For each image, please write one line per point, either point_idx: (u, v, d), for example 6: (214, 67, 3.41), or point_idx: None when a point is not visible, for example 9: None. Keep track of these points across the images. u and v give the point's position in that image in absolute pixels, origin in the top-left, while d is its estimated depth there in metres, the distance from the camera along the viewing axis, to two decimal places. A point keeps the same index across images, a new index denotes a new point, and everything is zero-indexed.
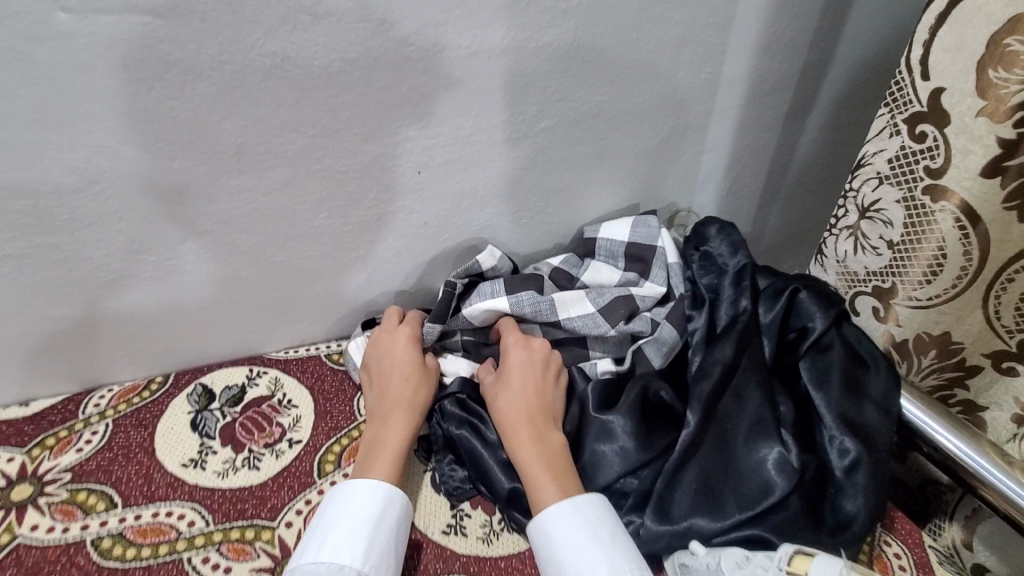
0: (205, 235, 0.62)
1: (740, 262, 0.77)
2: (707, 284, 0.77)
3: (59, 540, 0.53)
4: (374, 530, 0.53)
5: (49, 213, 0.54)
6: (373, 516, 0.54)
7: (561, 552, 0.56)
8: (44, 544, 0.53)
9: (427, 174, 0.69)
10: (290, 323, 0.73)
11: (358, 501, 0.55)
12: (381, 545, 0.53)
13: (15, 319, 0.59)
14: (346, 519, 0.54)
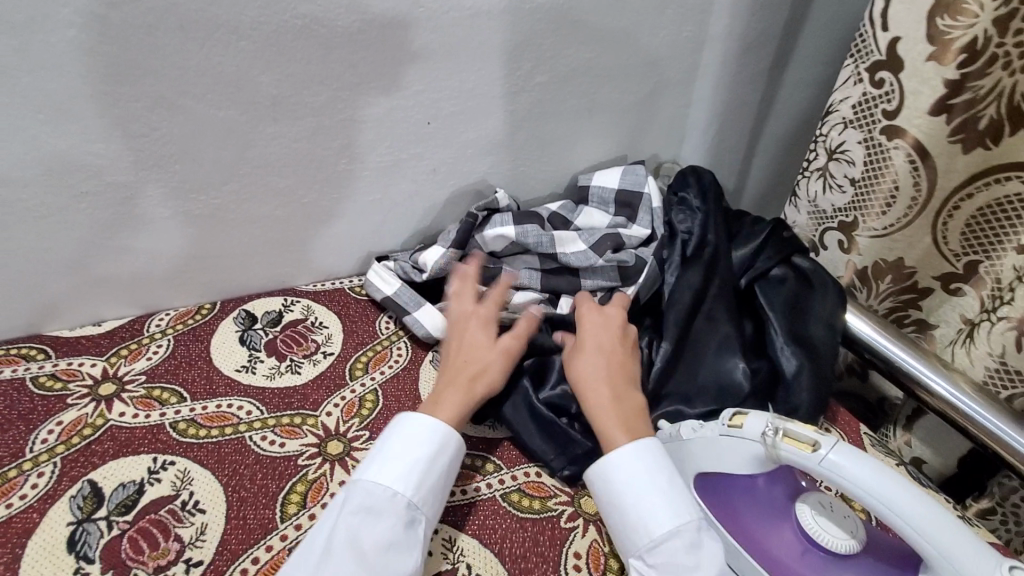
0: (246, 177, 0.71)
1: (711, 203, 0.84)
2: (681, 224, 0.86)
3: (145, 423, 0.64)
4: (422, 460, 0.57)
5: (119, 155, 0.64)
6: (429, 454, 0.58)
7: (625, 494, 0.56)
8: (133, 425, 0.63)
9: (436, 125, 0.79)
10: (318, 259, 0.84)
11: (411, 432, 0.59)
12: (427, 475, 0.57)
13: (91, 249, 0.70)
14: (397, 447, 0.58)
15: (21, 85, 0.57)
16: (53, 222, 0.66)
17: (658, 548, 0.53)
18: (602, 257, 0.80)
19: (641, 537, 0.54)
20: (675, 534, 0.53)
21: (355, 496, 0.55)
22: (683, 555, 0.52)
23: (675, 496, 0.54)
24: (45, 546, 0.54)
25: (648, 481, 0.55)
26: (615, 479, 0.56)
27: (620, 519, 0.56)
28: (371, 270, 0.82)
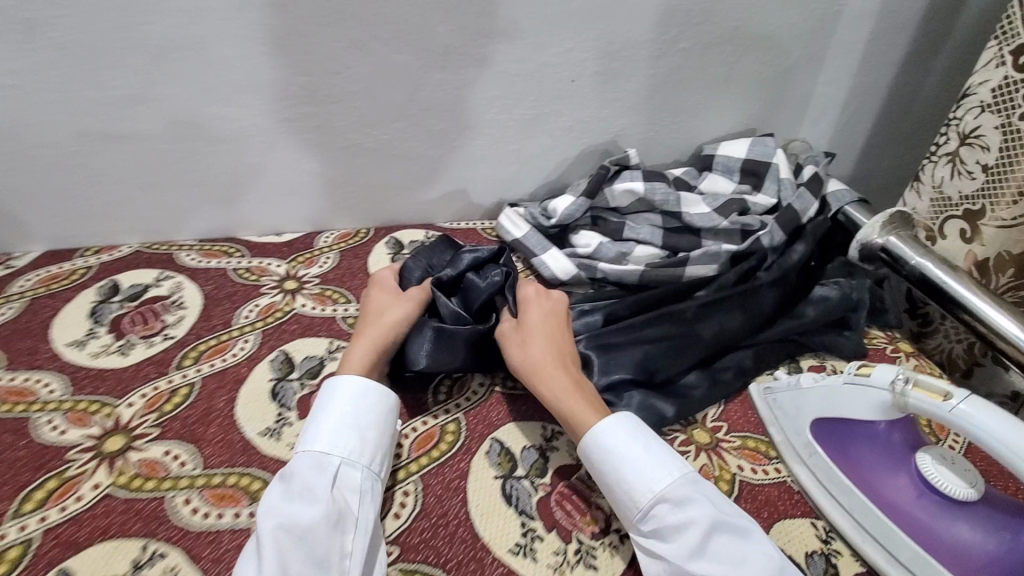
0: (411, 118, 0.81)
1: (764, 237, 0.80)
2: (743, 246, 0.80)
3: (323, 314, 0.73)
4: (353, 420, 0.56)
5: (317, 89, 0.74)
6: (353, 413, 0.56)
7: (624, 467, 0.54)
8: (314, 314, 0.73)
9: (579, 83, 0.84)
10: (457, 200, 0.93)
11: (342, 401, 0.57)
12: (354, 438, 0.54)
13: (281, 170, 0.81)
14: (330, 414, 0.56)
15: (256, 22, 0.67)
16: (256, 143, 0.77)
17: (649, 515, 0.52)
18: (723, 220, 0.84)
19: (631, 507, 0.53)
20: (662, 498, 0.52)
21: (310, 468, 0.52)
22: (670, 517, 0.51)
23: (655, 457, 0.54)
24: (253, 393, 0.62)
25: (653, 454, 0.54)
26: (619, 458, 0.54)
27: (609, 491, 0.55)
28: (504, 216, 0.89)
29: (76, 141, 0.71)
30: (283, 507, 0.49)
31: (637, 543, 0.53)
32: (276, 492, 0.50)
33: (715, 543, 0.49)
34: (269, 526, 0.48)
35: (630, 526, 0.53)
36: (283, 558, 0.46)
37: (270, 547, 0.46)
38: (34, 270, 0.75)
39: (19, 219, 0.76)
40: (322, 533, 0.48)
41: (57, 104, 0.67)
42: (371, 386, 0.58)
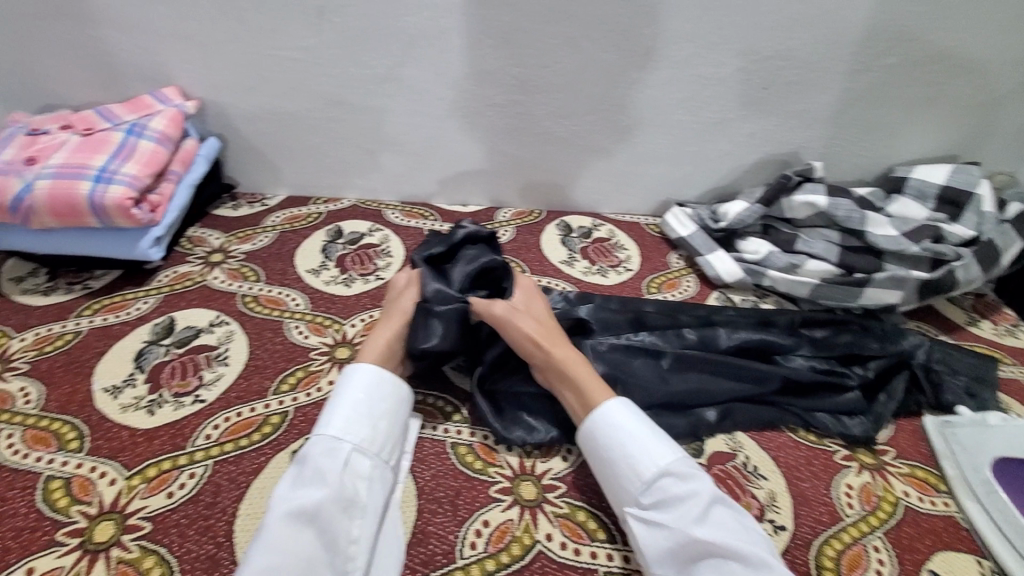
0: (600, 112, 0.85)
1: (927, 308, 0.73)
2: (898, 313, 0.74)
3: None
4: (364, 401, 0.53)
5: (525, 78, 0.81)
6: (367, 399, 0.53)
7: (627, 445, 0.51)
8: None
9: (772, 91, 0.83)
10: (625, 194, 0.97)
11: (352, 387, 0.54)
12: (366, 424, 0.52)
13: (476, 148, 0.90)
14: (345, 401, 0.53)
15: (485, 16, 0.75)
16: (463, 123, 0.87)
17: (649, 490, 0.49)
18: (914, 246, 0.80)
19: (629, 485, 0.50)
20: (666, 472, 0.49)
21: (315, 451, 0.49)
22: (673, 490, 0.48)
23: (648, 436, 0.51)
24: None
25: (643, 430, 0.52)
26: (619, 434, 0.52)
27: (607, 473, 0.52)
28: (670, 214, 0.93)
29: (329, 109, 0.86)
30: (293, 492, 0.47)
31: (632, 520, 0.49)
32: (288, 474, 0.49)
33: (720, 517, 0.47)
34: (280, 504, 0.46)
35: (623, 503, 0.50)
36: (293, 538, 0.45)
37: (281, 529, 0.45)
38: (281, 210, 0.91)
39: (276, 168, 0.93)
40: (331, 515, 0.47)
41: (321, 76, 0.82)
42: (380, 372, 0.55)
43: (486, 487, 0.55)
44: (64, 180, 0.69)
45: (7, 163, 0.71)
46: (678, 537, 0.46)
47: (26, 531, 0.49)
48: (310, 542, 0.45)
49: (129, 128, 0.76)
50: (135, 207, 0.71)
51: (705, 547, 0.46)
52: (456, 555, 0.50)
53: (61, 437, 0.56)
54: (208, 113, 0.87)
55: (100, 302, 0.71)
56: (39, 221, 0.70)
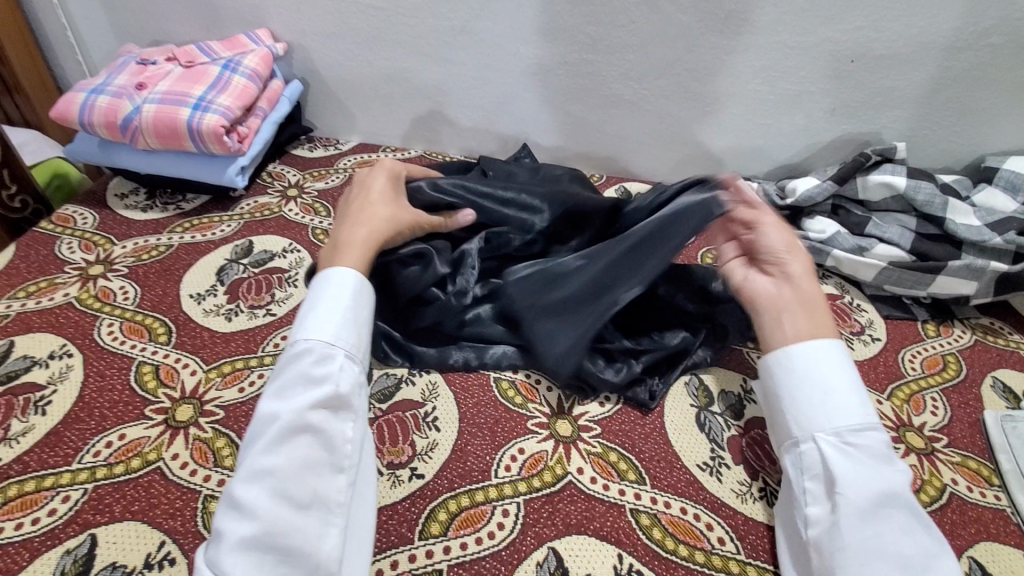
0: (672, 77, 0.84)
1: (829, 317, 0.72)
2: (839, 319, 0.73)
3: None
4: (342, 305, 0.50)
5: (599, 37, 0.81)
6: (348, 304, 0.51)
7: (827, 385, 0.49)
8: None
9: (859, 65, 0.79)
10: (690, 162, 0.94)
11: (333, 292, 0.51)
12: (356, 331, 0.51)
13: (542, 106, 0.91)
14: (321, 306, 0.51)
15: None
16: (533, 81, 0.88)
17: (855, 433, 0.47)
18: (997, 237, 0.75)
19: (835, 418, 0.48)
20: (875, 423, 0.48)
21: (291, 357, 0.48)
22: (882, 446, 0.47)
23: (858, 386, 0.50)
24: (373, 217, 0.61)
25: (849, 376, 0.49)
26: (818, 372, 0.50)
27: (807, 409, 0.49)
28: None
29: (406, 57, 0.89)
30: (280, 399, 0.46)
31: (827, 449, 0.47)
32: (277, 381, 0.48)
33: (906, 484, 0.47)
34: (280, 411, 0.45)
35: (818, 431, 0.48)
36: (293, 439, 0.45)
37: (281, 431, 0.44)
38: (353, 155, 0.95)
39: (352, 114, 0.98)
40: (324, 415, 0.46)
41: (400, 25, 0.85)
42: (359, 280, 0.52)
43: (525, 419, 0.57)
44: (168, 106, 0.76)
45: (121, 87, 0.78)
46: (887, 485, 0.45)
47: (120, 403, 0.56)
48: (308, 444, 0.45)
49: (225, 63, 0.82)
50: (226, 136, 0.77)
51: (906, 502, 0.44)
52: (491, 473, 0.53)
53: (152, 330, 0.63)
54: (294, 57, 0.92)
55: (189, 222, 0.78)
56: (144, 141, 0.77)
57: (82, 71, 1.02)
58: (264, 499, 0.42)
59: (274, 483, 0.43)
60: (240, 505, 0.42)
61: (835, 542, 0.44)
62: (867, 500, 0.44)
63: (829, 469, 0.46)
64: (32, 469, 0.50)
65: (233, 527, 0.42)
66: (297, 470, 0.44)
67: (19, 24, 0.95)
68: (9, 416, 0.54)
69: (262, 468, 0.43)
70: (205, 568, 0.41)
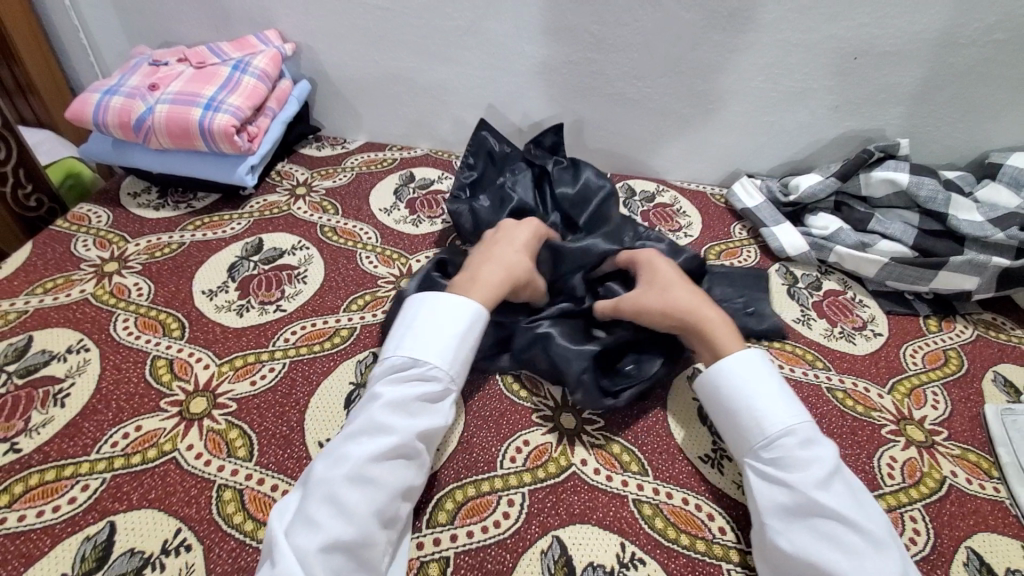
0: (675, 75, 0.84)
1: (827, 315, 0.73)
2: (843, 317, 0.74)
3: None
4: (459, 334, 0.54)
5: (603, 36, 0.82)
6: (462, 333, 0.54)
7: (743, 403, 0.53)
8: None
9: (861, 62, 0.79)
10: (693, 159, 0.95)
11: (450, 315, 0.55)
12: (465, 365, 0.54)
13: (546, 104, 0.92)
14: (436, 326, 0.54)
15: None
16: (537, 80, 0.89)
17: (771, 445, 0.50)
18: (1000, 233, 0.76)
19: (747, 439, 0.52)
20: (789, 431, 0.50)
21: (405, 370, 0.52)
22: (797, 451, 0.49)
23: (779, 398, 0.52)
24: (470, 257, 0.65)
25: (765, 391, 0.53)
26: (732, 392, 0.53)
27: (733, 431, 0.53)
28: (738, 183, 0.90)
29: (412, 56, 0.90)
30: (391, 411, 0.49)
31: (750, 471, 0.51)
32: (390, 392, 0.50)
33: (837, 486, 0.47)
34: (395, 425, 0.48)
35: (744, 454, 0.52)
36: (397, 457, 0.48)
37: (390, 445, 0.47)
38: (359, 154, 0.97)
39: (359, 113, 0.99)
40: (424, 443, 0.49)
41: (407, 25, 0.86)
42: (483, 313, 0.56)
43: (529, 412, 0.58)
44: (180, 106, 0.77)
45: (134, 88, 0.80)
46: (795, 495, 0.47)
47: (136, 396, 0.57)
48: (406, 465, 0.48)
49: (235, 63, 0.84)
50: (236, 135, 0.78)
51: (820, 508, 0.46)
52: (497, 464, 0.54)
53: (166, 325, 0.64)
54: (302, 57, 0.94)
55: (200, 221, 0.80)
56: (157, 141, 0.79)
57: (94, 72, 1.04)
58: (359, 504, 0.45)
59: (370, 491, 0.45)
60: (340, 503, 0.44)
61: (765, 559, 0.47)
62: (785, 510, 0.47)
63: (750, 490, 0.50)
64: (52, 459, 0.52)
65: (324, 522, 0.44)
66: (394, 487, 0.46)
67: (33, 26, 0.97)
68: (29, 408, 0.56)
69: (369, 477, 0.46)
70: (290, 554, 0.42)
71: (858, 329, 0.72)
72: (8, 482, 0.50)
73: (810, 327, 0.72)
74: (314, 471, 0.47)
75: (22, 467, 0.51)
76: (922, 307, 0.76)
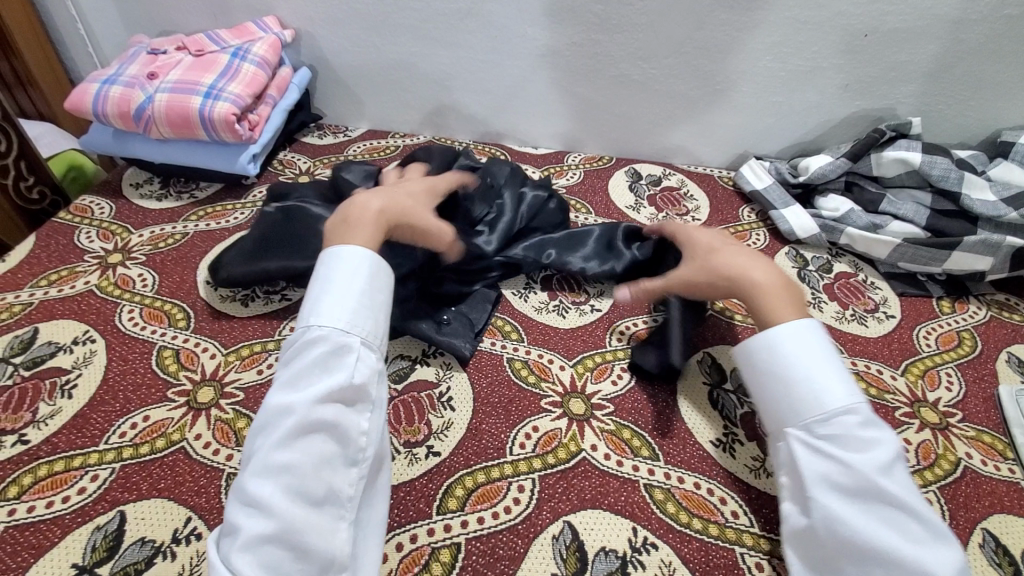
0: (681, 56, 0.83)
1: (831, 293, 0.73)
2: (853, 299, 0.73)
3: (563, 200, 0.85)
4: (354, 291, 0.49)
5: (608, 16, 0.80)
6: (357, 289, 0.49)
7: (797, 377, 0.49)
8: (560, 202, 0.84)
9: (872, 40, 0.77)
10: (700, 142, 0.94)
11: (338, 273, 0.50)
12: (372, 318, 0.49)
13: (550, 87, 0.90)
14: (330, 290, 0.49)
15: None
16: (542, 63, 0.87)
17: (825, 421, 0.47)
18: (1015, 211, 0.74)
19: (802, 412, 0.48)
20: (849, 410, 0.47)
21: (299, 340, 0.47)
22: (857, 431, 0.45)
23: (838, 372, 0.48)
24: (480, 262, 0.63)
25: (822, 363, 0.49)
26: (784, 362, 0.50)
27: (780, 402, 0.49)
28: (746, 166, 0.89)
29: (412, 42, 0.88)
30: (291, 390, 0.45)
31: (796, 444, 0.47)
32: (285, 371, 0.46)
33: (898, 470, 0.44)
34: (293, 404, 0.43)
35: (788, 426, 0.48)
36: (308, 433, 0.43)
37: (294, 427, 0.42)
38: (362, 141, 0.96)
39: (360, 100, 0.98)
40: (336, 408, 0.44)
41: (407, 9, 0.85)
42: (372, 258, 0.51)
43: (537, 398, 0.58)
44: (179, 95, 0.76)
45: (133, 77, 0.79)
46: (853, 477, 0.44)
47: (143, 386, 0.57)
48: (323, 441, 0.43)
49: (234, 51, 0.82)
50: (237, 123, 0.77)
51: (882, 492, 0.43)
52: (506, 451, 0.53)
53: (172, 316, 0.64)
54: (302, 44, 0.92)
55: (203, 211, 0.79)
56: (157, 130, 0.78)
57: (94, 62, 1.03)
58: (275, 496, 0.41)
59: (288, 479, 0.41)
60: (255, 501, 0.41)
61: (808, 537, 0.45)
62: (839, 490, 0.44)
63: (793, 463, 0.47)
64: (60, 450, 0.52)
65: (244, 523, 0.40)
66: (310, 470, 0.42)
67: (33, 22, 0.97)
68: (37, 399, 0.55)
69: (278, 465, 0.41)
70: (219, 563, 0.39)
71: (871, 312, 0.71)
72: (16, 474, 0.50)
73: (822, 310, 0.71)
74: (239, 468, 0.43)
75: (30, 458, 0.51)
76: (936, 289, 0.75)
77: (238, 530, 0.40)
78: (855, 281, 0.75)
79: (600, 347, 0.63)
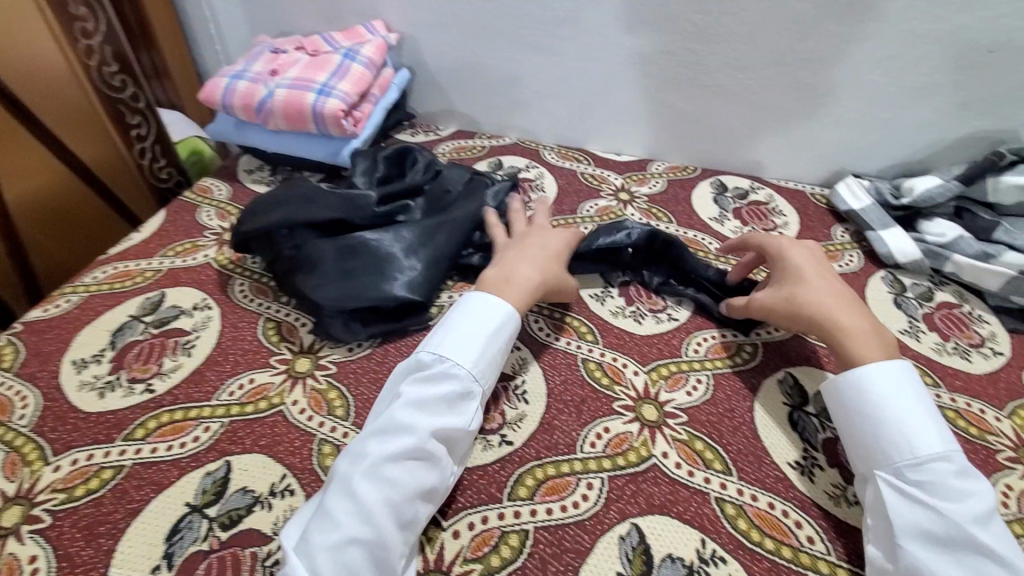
0: (780, 66, 0.81)
1: (930, 323, 0.68)
2: (954, 330, 0.68)
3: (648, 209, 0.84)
4: (492, 334, 0.55)
5: (706, 26, 0.80)
6: (488, 334, 0.55)
7: (887, 425, 0.50)
8: (643, 210, 0.84)
9: (996, 56, 0.73)
10: (793, 157, 0.91)
11: (482, 313, 0.57)
12: (491, 372, 0.55)
13: (639, 95, 0.91)
14: (464, 330, 0.55)
15: None
16: (634, 71, 0.88)
17: (920, 466, 0.47)
18: None
19: (892, 459, 0.49)
20: (944, 458, 0.47)
21: (428, 365, 0.54)
22: (950, 480, 0.46)
23: (928, 423, 0.49)
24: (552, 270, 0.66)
25: (915, 412, 0.50)
26: (876, 407, 0.51)
27: (865, 447, 0.50)
28: (843, 183, 0.85)
29: (507, 48, 0.92)
30: (412, 410, 0.50)
31: (885, 485, 0.48)
32: (411, 390, 0.52)
33: (994, 524, 0.45)
34: (416, 426, 0.49)
35: (876, 469, 0.49)
36: (416, 459, 0.48)
37: (407, 446, 0.48)
38: (450, 140, 1.00)
39: (452, 101, 1.03)
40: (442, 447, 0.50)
41: (506, 15, 0.88)
42: (513, 319, 0.57)
43: (610, 401, 0.58)
44: (296, 91, 0.84)
45: (257, 74, 0.87)
46: (945, 525, 0.44)
47: (250, 351, 0.63)
48: (425, 470, 0.48)
49: (345, 52, 0.89)
50: (344, 119, 0.84)
51: (977, 544, 0.43)
52: (577, 448, 0.55)
53: (275, 292, 0.70)
54: (404, 47, 0.98)
55: None
56: (274, 123, 0.86)
57: (219, 59, 1.14)
58: (376, 502, 0.46)
59: (389, 491, 0.46)
60: (359, 501, 0.46)
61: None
62: (926, 537, 0.44)
63: (880, 506, 0.48)
64: (180, 401, 0.58)
65: (341, 519, 0.45)
66: (410, 490, 0.47)
67: (172, 21, 1.08)
68: (163, 354, 0.63)
69: (386, 477, 0.47)
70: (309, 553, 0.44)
71: (974, 346, 0.66)
72: (145, 418, 0.57)
73: (920, 340, 0.67)
74: (342, 462, 0.49)
75: (155, 406, 0.58)
76: None
77: (337, 524, 0.45)
78: (958, 313, 0.70)
79: (675, 356, 0.63)
